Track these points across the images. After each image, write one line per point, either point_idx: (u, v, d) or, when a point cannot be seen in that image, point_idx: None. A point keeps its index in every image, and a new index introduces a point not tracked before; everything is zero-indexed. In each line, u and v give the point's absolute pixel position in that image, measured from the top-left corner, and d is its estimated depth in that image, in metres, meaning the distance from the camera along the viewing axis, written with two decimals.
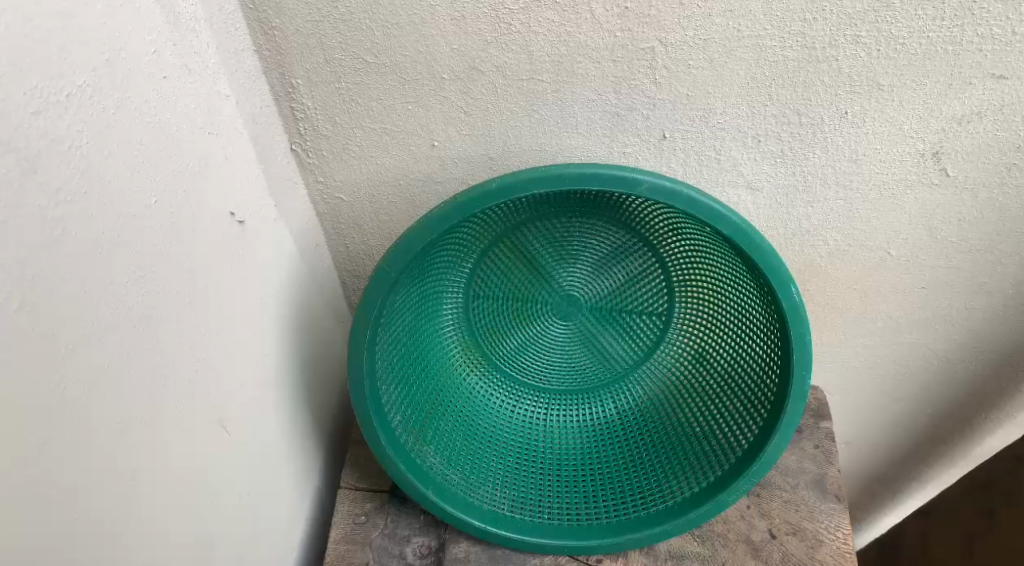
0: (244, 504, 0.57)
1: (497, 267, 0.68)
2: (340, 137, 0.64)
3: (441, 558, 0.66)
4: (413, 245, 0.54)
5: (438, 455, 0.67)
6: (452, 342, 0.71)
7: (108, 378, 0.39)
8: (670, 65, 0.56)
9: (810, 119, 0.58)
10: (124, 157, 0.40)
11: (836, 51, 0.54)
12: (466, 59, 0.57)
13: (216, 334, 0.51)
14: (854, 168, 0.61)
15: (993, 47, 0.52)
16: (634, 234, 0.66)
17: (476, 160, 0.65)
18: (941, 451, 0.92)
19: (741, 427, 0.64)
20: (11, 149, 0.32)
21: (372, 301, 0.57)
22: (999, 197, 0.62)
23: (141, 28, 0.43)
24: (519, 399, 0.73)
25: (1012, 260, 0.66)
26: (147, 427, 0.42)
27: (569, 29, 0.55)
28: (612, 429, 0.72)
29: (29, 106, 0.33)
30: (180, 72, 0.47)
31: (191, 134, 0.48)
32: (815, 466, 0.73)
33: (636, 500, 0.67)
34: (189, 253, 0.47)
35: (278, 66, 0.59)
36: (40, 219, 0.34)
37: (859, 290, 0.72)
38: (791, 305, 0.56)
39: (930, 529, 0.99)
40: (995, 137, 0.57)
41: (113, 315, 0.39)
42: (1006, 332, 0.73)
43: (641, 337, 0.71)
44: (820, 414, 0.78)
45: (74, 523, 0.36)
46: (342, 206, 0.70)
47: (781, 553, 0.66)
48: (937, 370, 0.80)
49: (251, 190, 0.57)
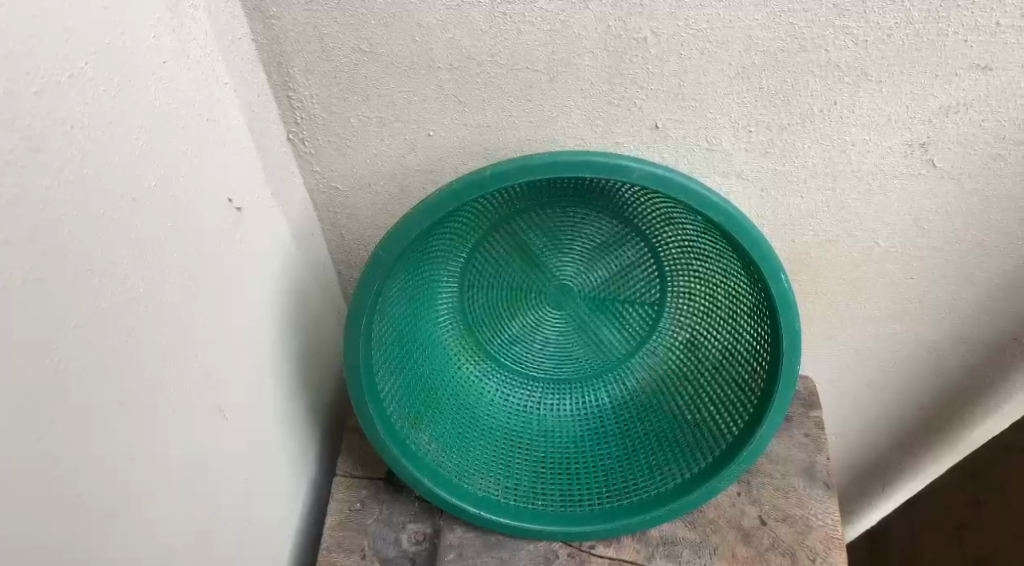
0: (242, 491, 0.57)
1: (492, 257, 0.69)
2: (337, 127, 0.65)
3: (437, 544, 0.67)
4: (408, 232, 0.55)
5: (434, 442, 0.68)
6: (448, 332, 0.72)
7: (108, 365, 0.39)
8: (662, 55, 0.57)
9: (799, 110, 0.59)
10: (124, 140, 0.41)
11: (825, 42, 0.55)
12: (461, 49, 0.58)
13: (214, 320, 0.52)
14: (842, 158, 0.62)
15: (978, 38, 0.53)
16: (627, 224, 0.67)
17: (471, 149, 0.66)
18: (933, 443, 0.94)
19: (733, 413, 0.65)
20: (15, 128, 0.33)
21: (369, 287, 0.57)
22: (985, 187, 0.63)
23: (142, 14, 0.43)
24: (514, 388, 0.74)
25: (994, 251, 0.68)
26: (145, 412, 0.43)
27: (563, 19, 0.56)
28: (607, 418, 0.73)
29: (32, 86, 0.34)
30: (179, 57, 0.47)
31: (190, 120, 0.48)
32: (805, 454, 0.74)
33: (629, 487, 0.68)
34: (188, 246, 0.48)
35: (276, 55, 0.60)
36: (45, 198, 0.34)
37: (850, 281, 0.73)
38: (780, 292, 0.56)
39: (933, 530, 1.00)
40: (980, 127, 0.59)
41: (113, 299, 0.40)
42: (992, 322, 0.75)
43: (636, 327, 0.72)
44: (810, 404, 0.80)
45: (74, 510, 0.37)
46: (339, 196, 0.71)
47: (770, 538, 0.67)
48: (926, 360, 0.81)
49: (250, 177, 0.58)
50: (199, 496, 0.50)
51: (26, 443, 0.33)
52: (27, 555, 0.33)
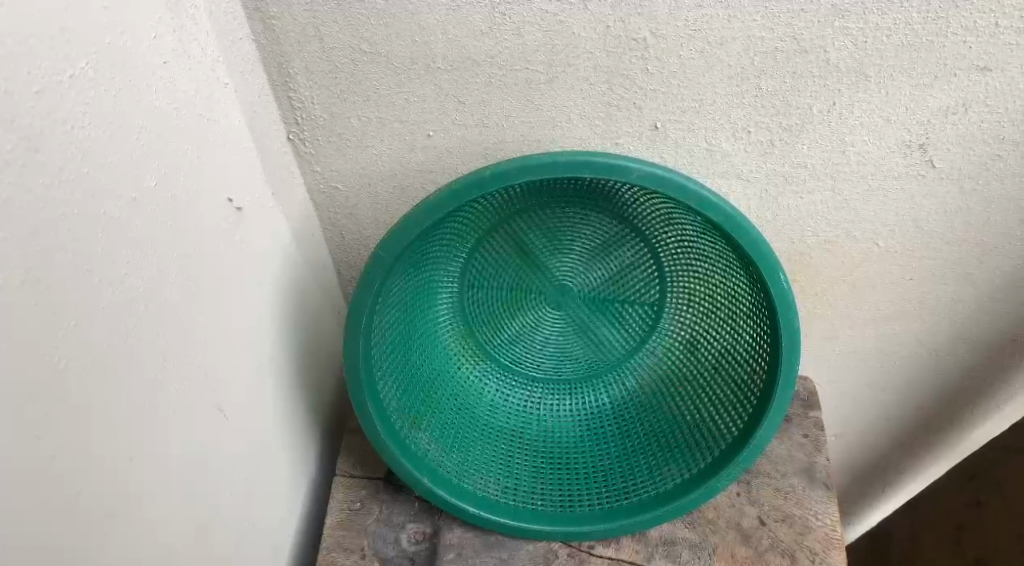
0: (241, 490, 0.57)
1: (492, 257, 0.69)
2: (337, 127, 0.65)
3: (436, 544, 0.67)
4: (408, 232, 0.55)
5: (434, 442, 0.68)
6: (448, 332, 0.72)
7: (108, 364, 0.39)
8: (661, 56, 0.57)
9: (798, 110, 0.59)
10: (124, 139, 0.41)
11: (824, 42, 0.55)
12: (461, 49, 0.58)
13: (214, 319, 0.52)
14: (841, 159, 0.62)
15: (977, 39, 0.53)
16: (626, 224, 0.67)
17: (471, 149, 0.66)
18: (933, 444, 0.94)
19: (732, 413, 0.65)
20: (15, 128, 0.33)
21: (369, 286, 0.57)
22: (984, 187, 0.63)
23: (142, 14, 0.43)
24: (514, 388, 0.74)
25: (994, 251, 0.68)
26: (145, 411, 0.43)
27: (563, 19, 0.56)
28: (606, 418, 0.73)
29: (33, 85, 0.34)
30: (179, 57, 0.47)
31: (190, 120, 0.49)
32: (804, 454, 0.74)
33: (629, 487, 0.68)
34: (188, 246, 0.48)
35: (276, 55, 0.60)
36: (45, 198, 0.35)
37: (850, 281, 0.73)
38: (780, 292, 0.56)
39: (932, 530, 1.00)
40: (980, 128, 0.59)
41: (112, 299, 0.40)
42: (991, 322, 0.75)
43: (635, 327, 0.72)
44: (809, 404, 0.80)
45: (74, 509, 0.37)
46: (339, 196, 0.71)
47: (770, 538, 0.67)
48: (926, 361, 0.81)
49: (250, 177, 0.58)
50: (198, 496, 0.50)
51: (26, 442, 0.33)
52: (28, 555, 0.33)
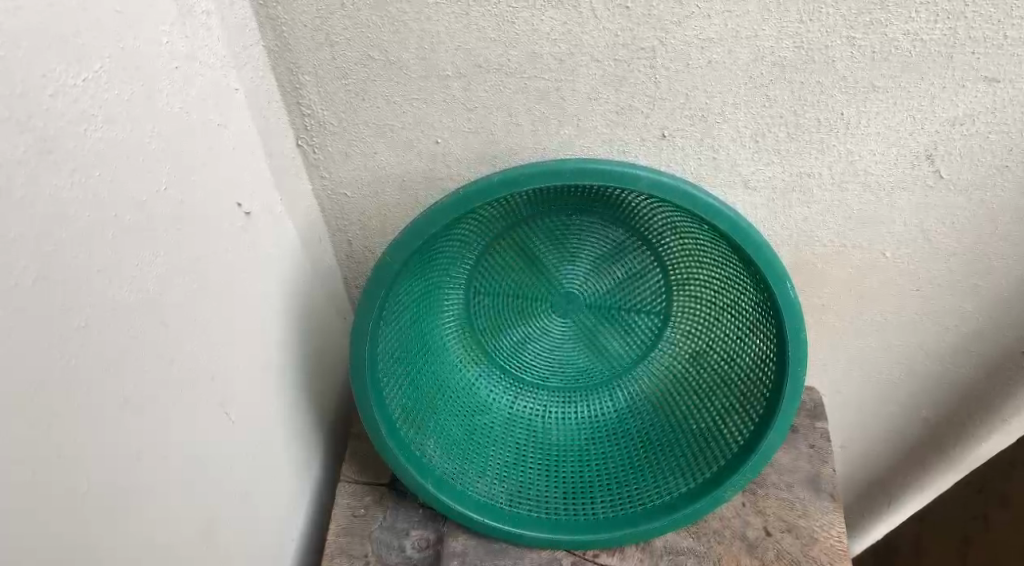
0: (243, 493, 0.57)
1: (499, 262, 0.69)
2: (346, 133, 0.65)
3: (440, 551, 0.67)
4: (414, 237, 0.55)
5: (437, 448, 0.68)
6: (453, 336, 0.72)
7: (114, 364, 0.40)
8: (669, 65, 0.57)
9: (806, 120, 0.60)
10: (135, 142, 0.41)
11: (832, 53, 0.55)
12: (471, 57, 0.59)
13: (219, 320, 0.52)
14: (849, 168, 0.63)
15: (984, 50, 0.53)
16: (633, 231, 0.67)
17: (479, 157, 0.66)
18: (939, 457, 0.93)
19: (737, 423, 0.65)
20: (29, 128, 0.33)
21: (374, 292, 0.58)
22: (992, 198, 0.63)
23: (155, 19, 0.44)
24: (519, 393, 0.74)
25: (1004, 262, 0.68)
26: (147, 410, 0.43)
27: (572, 27, 0.56)
28: (611, 426, 0.72)
29: (47, 89, 0.35)
30: (190, 63, 0.48)
31: (201, 124, 0.49)
32: (810, 465, 0.74)
33: (632, 495, 0.68)
34: (193, 248, 0.48)
35: (287, 62, 0.60)
36: (55, 199, 0.35)
37: (857, 291, 0.73)
38: (786, 302, 0.56)
39: (934, 544, 1.00)
40: (988, 139, 0.59)
41: (123, 300, 0.40)
42: (1000, 333, 0.74)
43: (640, 334, 0.72)
44: (815, 414, 0.79)
45: (75, 504, 0.37)
46: (346, 202, 0.72)
47: (775, 550, 0.67)
48: (934, 372, 0.80)
49: (258, 183, 0.59)
50: (199, 498, 0.50)
51: (28, 436, 0.33)
52: (28, 555, 0.33)
